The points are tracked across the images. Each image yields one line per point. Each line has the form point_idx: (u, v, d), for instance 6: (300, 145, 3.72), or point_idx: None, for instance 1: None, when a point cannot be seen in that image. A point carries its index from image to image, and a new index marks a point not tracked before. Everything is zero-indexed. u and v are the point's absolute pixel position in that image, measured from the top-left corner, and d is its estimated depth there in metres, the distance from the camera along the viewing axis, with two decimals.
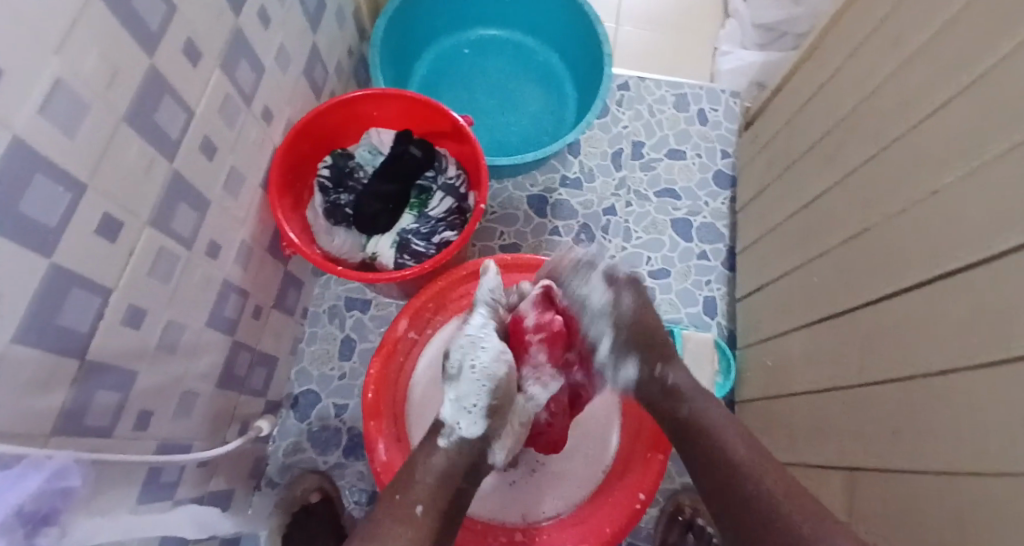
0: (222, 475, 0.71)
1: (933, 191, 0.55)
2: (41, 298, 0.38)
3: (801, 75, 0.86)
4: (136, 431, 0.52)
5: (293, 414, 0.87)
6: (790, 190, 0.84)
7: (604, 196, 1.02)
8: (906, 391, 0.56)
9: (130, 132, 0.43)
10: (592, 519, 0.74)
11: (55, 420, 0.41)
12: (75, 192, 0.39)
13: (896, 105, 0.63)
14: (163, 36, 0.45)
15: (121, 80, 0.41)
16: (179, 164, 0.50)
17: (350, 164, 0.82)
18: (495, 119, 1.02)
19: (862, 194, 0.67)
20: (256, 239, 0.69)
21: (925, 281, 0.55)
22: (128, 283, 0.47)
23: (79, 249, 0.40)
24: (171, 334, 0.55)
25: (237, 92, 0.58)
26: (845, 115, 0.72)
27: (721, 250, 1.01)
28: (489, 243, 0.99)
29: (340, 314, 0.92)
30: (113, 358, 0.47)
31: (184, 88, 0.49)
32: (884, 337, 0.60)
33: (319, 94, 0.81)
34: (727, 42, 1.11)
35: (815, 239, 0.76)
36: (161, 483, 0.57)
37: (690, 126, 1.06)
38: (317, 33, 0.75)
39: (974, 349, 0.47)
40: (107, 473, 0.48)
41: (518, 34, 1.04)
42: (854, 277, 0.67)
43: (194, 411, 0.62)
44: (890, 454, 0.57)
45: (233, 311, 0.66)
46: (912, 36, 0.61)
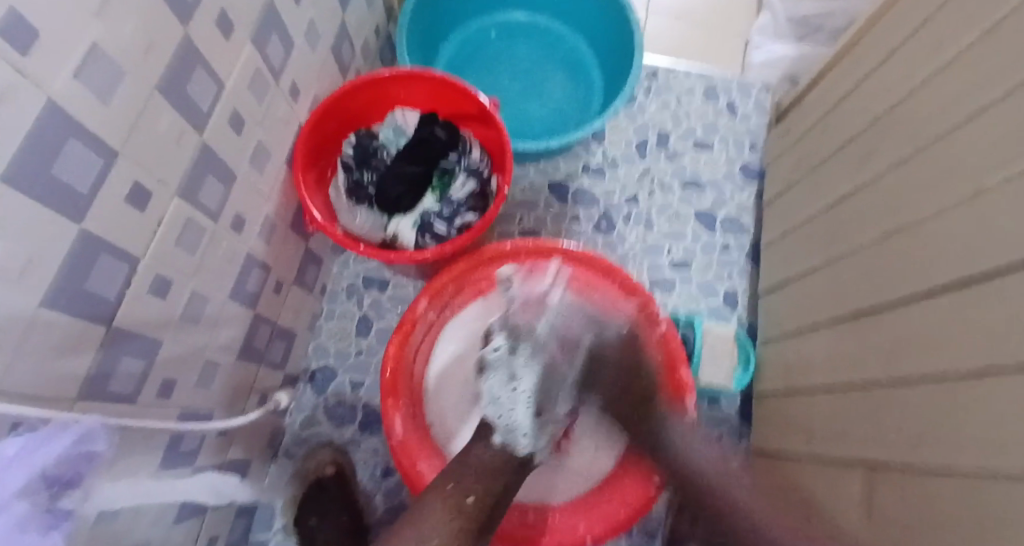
0: (238, 445, 0.72)
1: (971, 194, 0.53)
2: (71, 262, 0.38)
3: (838, 69, 0.84)
4: (159, 398, 0.53)
5: (310, 389, 0.89)
6: (820, 187, 0.82)
7: (628, 186, 1.01)
8: (930, 399, 0.55)
9: (162, 102, 0.43)
10: (603, 505, 0.74)
11: (81, 386, 0.42)
12: (107, 160, 0.39)
13: (934, 107, 0.60)
14: (197, 7, 0.44)
15: (156, 52, 0.41)
16: (208, 136, 0.50)
17: (374, 144, 0.82)
18: (522, 102, 1.01)
19: (892, 196, 0.65)
20: (281, 214, 0.69)
21: (958, 285, 0.53)
22: (155, 253, 0.47)
23: (110, 216, 0.41)
24: (195, 306, 0.55)
25: (267, 66, 0.58)
26: (879, 114, 0.70)
27: (745, 245, 0.99)
28: (510, 228, 0.98)
29: (358, 293, 0.93)
30: (138, 326, 0.47)
31: (216, 61, 0.49)
32: (906, 342, 0.59)
33: (346, 72, 0.80)
34: (759, 35, 1.08)
35: (842, 239, 0.74)
36: (182, 449, 0.58)
37: (719, 118, 1.04)
38: (346, 10, 0.75)
39: (1005, 355, 0.46)
40: (130, 439, 0.49)
41: (546, 17, 1.02)
42: (881, 278, 0.65)
43: (214, 381, 0.63)
44: (909, 461, 0.56)
45: (255, 285, 0.67)
46: (957, 31, 0.58)
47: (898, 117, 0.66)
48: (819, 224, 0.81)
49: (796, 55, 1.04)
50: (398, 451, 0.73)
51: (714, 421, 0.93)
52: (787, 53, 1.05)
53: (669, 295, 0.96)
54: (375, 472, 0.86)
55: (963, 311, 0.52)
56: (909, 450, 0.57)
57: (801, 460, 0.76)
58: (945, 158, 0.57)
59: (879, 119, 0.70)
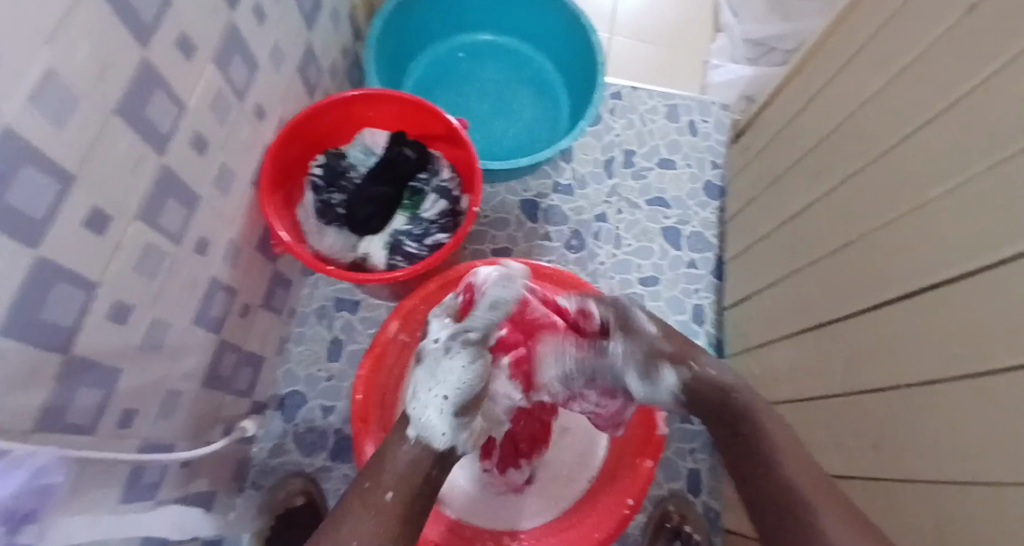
0: (203, 477, 0.70)
1: (917, 204, 0.56)
2: (26, 289, 0.37)
3: (790, 89, 0.87)
4: (118, 430, 0.51)
5: (279, 416, 0.86)
6: (779, 200, 0.85)
7: (596, 203, 1.03)
8: (889, 402, 0.57)
9: (121, 125, 0.43)
10: (581, 526, 0.73)
11: (36, 419, 0.40)
12: (63, 184, 0.38)
13: (879, 123, 0.64)
14: (156, 30, 0.44)
15: (113, 74, 0.41)
16: (169, 159, 0.50)
17: (343, 164, 0.81)
18: (490, 122, 1.02)
19: (845, 208, 0.68)
20: (247, 237, 0.68)
21: (909, 291, 0.56)
22: (115, 279, 0.46)
23: (67, 242, 0.40)
24: (156, 332, 0.54)
25: (230, 88, 0.58)
26: (830, 130, 0.73)
27: (710, 259, 1.02)
28: (481, 248, 0.99)
29: (328, 316, 0.91)
30: (96, 355, 0.46)
31: (176, 83, 0.49)
32: (865, 348, 0.61)
33: (312, 94, 0.80)
34: (717, 57, 1.13)
35: (801, 251, 0.77)
36: (142, 484, 0.56)
37: (682, 136, 1.08)
38: (311, 33, 0.75)
39: (958, 358, 0.48)
40: (88, 473, 0.46)
41: (513, 40, 1.05)
42: (838, 287, 0.68)
43: (176, 410, 0.61)
44: (871, 464, 0.58)
45: (220, 310, 0.66)
46: (898, 52, 0.62)
47: (847, 134, 0.69)
48: (778, 236, 0.84)
49: (753, 75, 1.08)
50: None
51: (687, 436, 0.91)
52: (745, 72, 1.09)
53: None
54: None
55: (916, 318, 0.54)
56: (871, 454, 0.58)
57: None
58: (893, 170, 0.60)
59: (831, 135, 0.73)
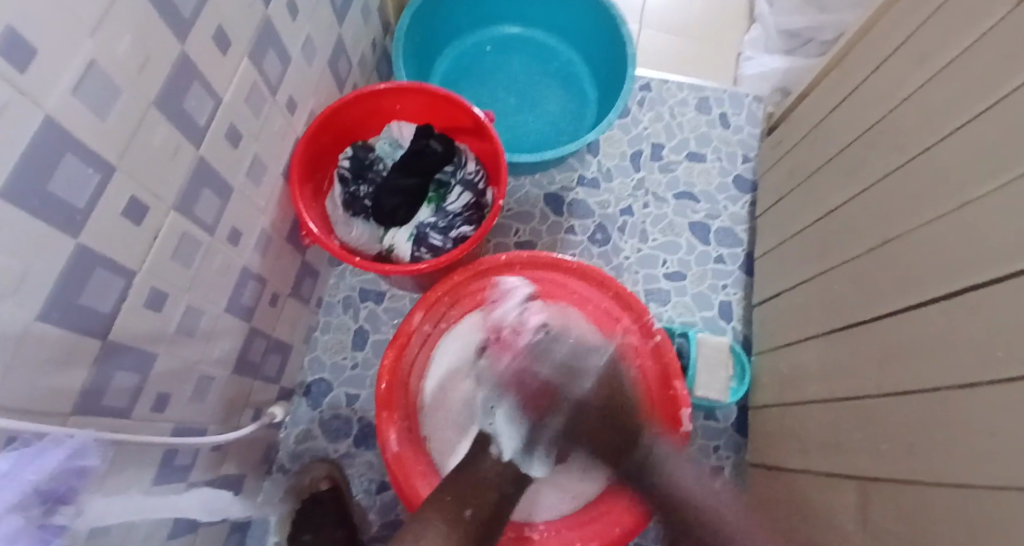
0: (233, 460, 0.72)
1: (958, 204, 0.54)
2: (67, 275, 0.38)
3: (827, 82, 0.85)
4: (152, 413, 0.53)
5: (305, 402, 0.88)
6: (811, 198, 0.83)
7: (622, 197, 1.01)
8: (923, 408, 0.55)
9: (159, 117, 0.44)
10: (602, 520, 0.74)
11: (74, 402, 0.42)
12: (103, 173, 0.39)
13: (918, 120, 0.61)
14: (194, 23, 0.45)
15: (152, 67, 0.41)
16: (204, 151, 0.51)
17: (370, 156, 0.82)
18: (517, 115, 1.02)
19: (883, 206, 0.66)
20: (276, 227, 0.69)
21: (946, 294, 0.54)
22: (151, 266, 0.47)
23: (105, 230, 0.41)
24: (189, 319, 0.55)
25: (264, 81, 0.59)
26: (869, 125, 0.71)
27: (739, 255, 1.00)
28: (505, 240, 0.99)
29: (354, 305, 0.93)
30: (132, 340, 0.47)
31: (212, 75, 0.49)
32: (901, 351, 0.59)
33: (342, 86, 0.81)
34: (751, 48, 1.10)
35: (834, 249, 0.75)
36: (175, 465, 0.57)
37: (712, 130, 1.05)
38: (343, 26, 0.75)
39: (997, 362, 0.46)
40: (124, 453, 0.48)
41: (540, 32, 1.04)
42: (872, 288, 0.66)
43: (208, 395, 0.63)
44: (904, 471, 0.56)
45: (250, 298, 0.67)
46: (941, 46, 0.60)
47: (885, 129, 0.67)
48: (811, 233, 0.81)
49: (788, 67, 1.05)
50: (393, 464, 0.73)
51: (711, 433, 0.93)
52: (780, 64, 1.06)
53: (664, 307, 0.97)
54: (368, 488, 0.85)
55: (955, 321, 0.52)
56: (902, 460, 0.57)
57: (796, 469, 0.76)
58: (935, 165, 0.58)
59: (868, 131, 0.71)
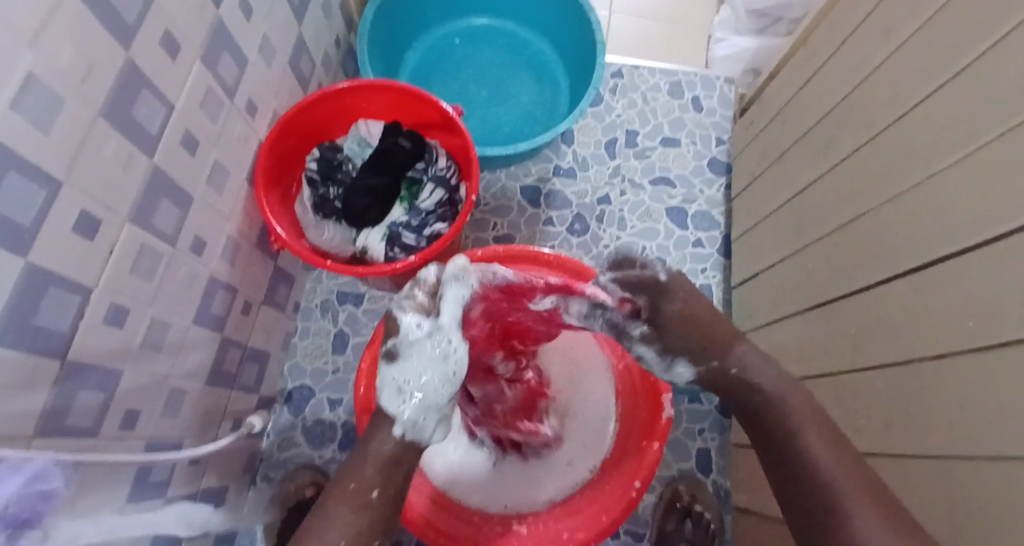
0: (214, 472, 0.71)
1: (926, 176, 0.54)
2: (18, 297, 0.37)
3: (795, 61, 0.85)
4: (123, 430, 0.52)
5: (287, 409, 0.87)
6: (785, 177, 0.83)
7: (598, 186, 1.01)
8: (899, 383, 0.55)
9: (108, 128, 0.42)
10: (589, 509, 0.73)
11: (36, 425, 0.41)
12: (50, 189, 0.38)
13: (887, 95, 0.61)
14: (139, 29, 0.43)
15: (96, 76, 0.40)
16: (159, 160, 0.49)
17: (338, 156, 0.81)
18: (488, 107, 1.01)
19: (853, 183, 0.66)
20: (243, 234, 0.68)
21: (918, 267, 0.54)
22: (110, 281, 0.46)
23: (57, 247, 0.39)
24: (156, 332, 0.54)
25: (220, 85, 0.57)
26: (836, 103, 0.71)
27: (717, 239, 1.00)
28: (482, 235, 0.98)
29: (333, 309, 0.92)
30: (95, 358, 0.46)
31: (164, 82, 0.48)
32: (874, 326, 0.60)
33: (306, 86, 0.79)
34: (721, 29, 1.09)
35: (807, 228, 0.75)
36: (150, 482, 0.56)
37: (685, 114, 1.05)
38: (302, 23, 0.74)
39: (971, 333, 0.47)
40: (92, 474, 0.47)
41: (509, 22, 1.02)
42: (845, 266, 0.66)
43: (182, 409, 0.61)
44: (882, 448, 0.57)
45: (221, 307, 0.66)
46: (906, 19, 0.59)
47: (854, 105, 0.67)
48: (785, 213, 0.82)
49: (758, 48, 1.04)
50: None
51: (695, 416, 0.89)
52: (750, 46, 1.05)
53: None
54: None
55: (925, 294, 0.53)
56: (880, 435, 0.57)
57: None
58: (903, 139, 0.58)
59: (836, 108, 0.71)
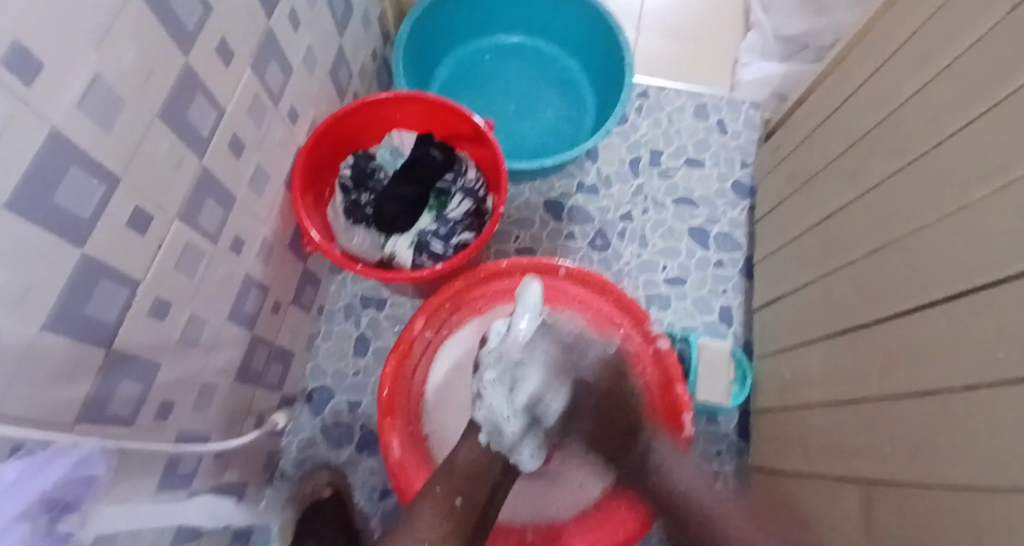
0: (235, 468, 0.72)
1: (960, 206, 0.54)
2: (73, 286, 0.39)
3: (825, 87, 0.85)
4: (157, 421, 0.53)
5: (308, 409, 0.88)
6: (813, 202, 0.83)
7: (621, 203, 1.02)
8: (926, 410, 0.55)
9: (163, 128, 0.44)
10: (602, 526, 0.75)
11: (79, 411, 0.42)
12: (108, 185, 0.40)
13: (919, 124, 0.62)
14: (198, 36, 0.46)
15: (156, 79, 0.42)
16: (207, 161, 0.51)
17: (371, 164, 0.83)
18: (515, 122, 1.02)
19: (882, 210, 0.67)
20: (278, 236, 0.70)
21: (952, 295, 0.54)
22: (155, 275, 0.48)
23: (110, 239, 0.41)
24: (193, 327, 0.56)
25: (266, 92, 0.59)
26: (866, 131, 0.72)
27: (738, 260, 1.01)
28: (505, 247, 0.99)
29: (356, 312, 0.93)
30: (136, 349, 0.48)
31: (216, 87, 0.50)
32: (900, 355, 0.60)
33: (343, 95, 0.82)
34: (748, 54, 1.10)
35: (834, 253, 0.75)
36: (178, 473, 0.58)
37: (710, 135, 1.06)
38: (343, 35, 0.76)
39: (1001, 365, 0.46)
40: (128, 461, 0.49)
41: (540, 39, 1.04)
42: (872, 292, 0.66)
43: (211, 403, 0.63)
44: (905, 474, 0.57)
45: (253, 306, 0.67)
46: (939, 51, 0.60)
47: (884, 134, 0.68)
48: (812, 237, 0.82)
49: (787, 72, 1.06)
50: (395, 470, 0.73)
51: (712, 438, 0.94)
52: (778, 70, 1.07)
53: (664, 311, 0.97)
54: (369, 495, 0.85)
55: (955, 325, 0.53)
56: (904, 463, 0.57)
57: (799, 474, 0.76)
58: (936, 168, 0.58)
59: (865, 136, 0.72)
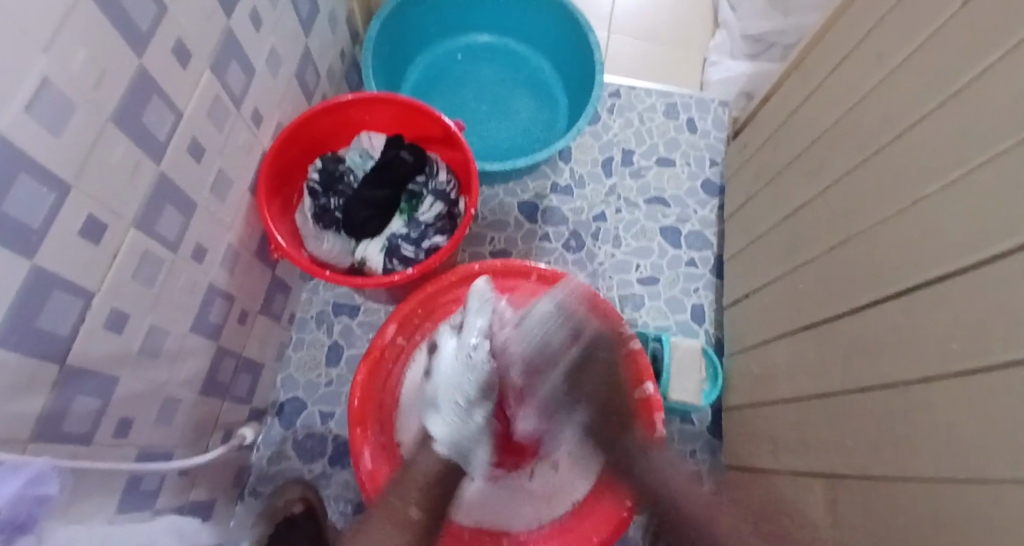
0: (202, 485, 0.69)
1: (917, 199, 0.56)
2: (23, 298, 0.36)
3: (787, 87, 0.87)
4: (116, 439, 0.51)
5: (278, 422, 0.86)
6: (777, 199, 0.85)
7: (595, 203, 1.02)
8: (887, 402, 0.56)
9: (118, 132, 0.42)
10: (580, 527, 0.73)
11: (32, 430, 0.40)
12: (59, 191, 0.37)
13: (878, 120, 0.64)
14: (153, 36, 0.44)
15: (110, 80, 0.40)
16: (166, 166, 0.49)
17: (339, 168, 0.81)
18: (488, 123, 1.02)
19: (844, 205, 0.68)
20: (243, 243, 0.68)
21: (908, 288, 0.56)
22: (111, 286, 0.45)
23: (62, 249, 0.39)
24: (153, 339, 0.53)
25: (228, 94, 0.57)
26: (829, 127, 0.73)
27: (709, 258, 1.02)
28: (480, 249, 0.99)
29: (328, 320, 0.91)
30: (93, 364, 0.45)
31: (174, 89, 0.48)
32: (861, 348, 0.62)
33: (310, 98, 0.80)
34: (717, 53, 1.12)
35: (799, 248, 0.77)
36: (140, 492, 0.55)
37: (680, 135, 1.08)
38: (309, 36, 0.74)
39: (953, 355, 0.48)
40: (84, 482, 0.46)
41: (510, 40, 1.04)
42: (837, 285, 0.68)
43: (175, 419, 0.60)
44: (872, 463, 0.57)
45: (218, 316, 0.65)
46: (897, 48, 0.62)
47: (847, 130, 0.69)
48: (777, 233, 0.83)
49: (751, 73, 1.08)
50: (366, 482, 0.71)
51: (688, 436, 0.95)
52: (743, 70, 1.09)
53: (639, 311, 0.98)
54: (343, 510, 0.84)
55: (915, 316, 0.54)
56: (869, 454, 0.58)
57: (770, 469, 0.77)
58: (896, 164, 0.60)
59: (827, 132, 0.74)
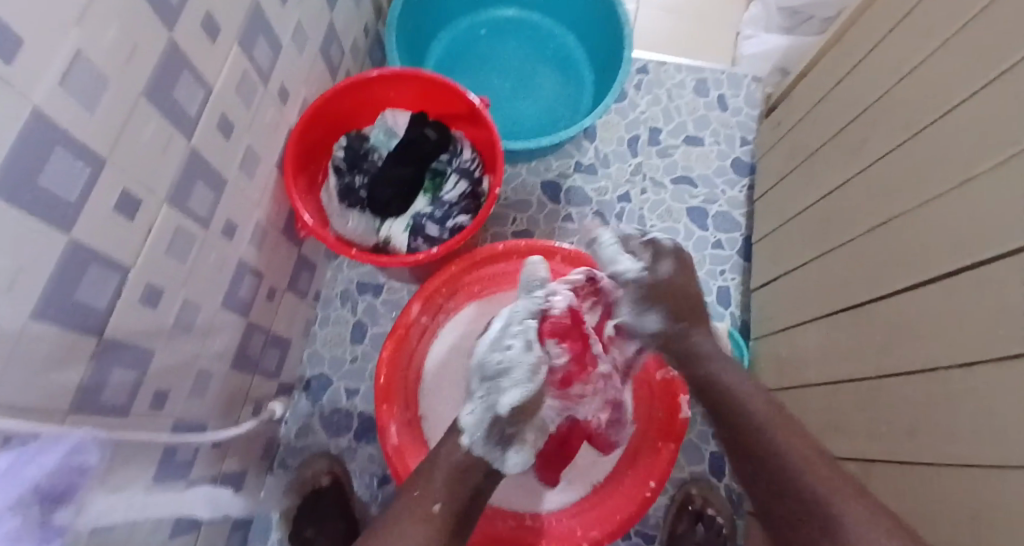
0: (234, 456, 0.71)
1: (964, 179, 0.53)
2: (61, 271, 0.37)
3: (827, 61, 0.84)
4: (153, 410, 0.52)
5: (305, 397, 0.87)
6: (813, 177, 0.82)
7: (620, 183, 1.01)
8: (927, 386, 0.55)
9: (149, 108, 0.42)
10: (605, 507, 0.73)
11: (72, 400, 0.41)
12: (95, 167, 0.38)
13: (922, 96, 0.61)
14: (182, 9, 0.44)
15: (140, 55, 0.40)
16: (196, 142, 0.49)
17: (365, 146, 0.81)
18: (512, 101, 1.00)
19: (883, 185, 0.66)
20: (271, 220, 0.68)
21: (952, 272, 0.53)
22: (146, 261, 0.46)
23: (98, 224, 0.40)
24: (186, 314, 0.54)
25: (255, 70, 0.57)
26: (871, 103, 0.71)
27: (737, 240, 1.00)
28: (503, 229, 0.98)
29: (352, 298, 0.92)
30: (129, 337, 0.46)
31: (203, 64, 0.48)
32: (900, 331, 0.60)
33: (334, 75, 0.80)
34: (750, 27, 1.08)
35: (834, 229, 0.75)
36: (176, 463, 0.57)
37: (709, 113, 1.05)
38: (333, 11, 0.74)
39: (1002, 339, 0.47)
40: (124, 451, 0.47)
41: (536, 14, 1.02)
42: (873, 268, 0.66)
43: (207, 392, 0.62)
44: (908, 450, 0.56)
45: (247, 292, 0.66)
46: (948, 18, 0.59)
47: (888, 105, 0.67)
48: (812, 213, 0.81)
49: (788, 46, 1.03)
50: (393, 456, 0.72)
51: None
52: (779, 43, 1.05)
53: None
54: (369, 483, 0.85)
55: (957, 299, 0.52)
56: (904, 439, 0.57)
57: None
58: (939, 142, 0.58)
59: (868, 109, 0.71)
